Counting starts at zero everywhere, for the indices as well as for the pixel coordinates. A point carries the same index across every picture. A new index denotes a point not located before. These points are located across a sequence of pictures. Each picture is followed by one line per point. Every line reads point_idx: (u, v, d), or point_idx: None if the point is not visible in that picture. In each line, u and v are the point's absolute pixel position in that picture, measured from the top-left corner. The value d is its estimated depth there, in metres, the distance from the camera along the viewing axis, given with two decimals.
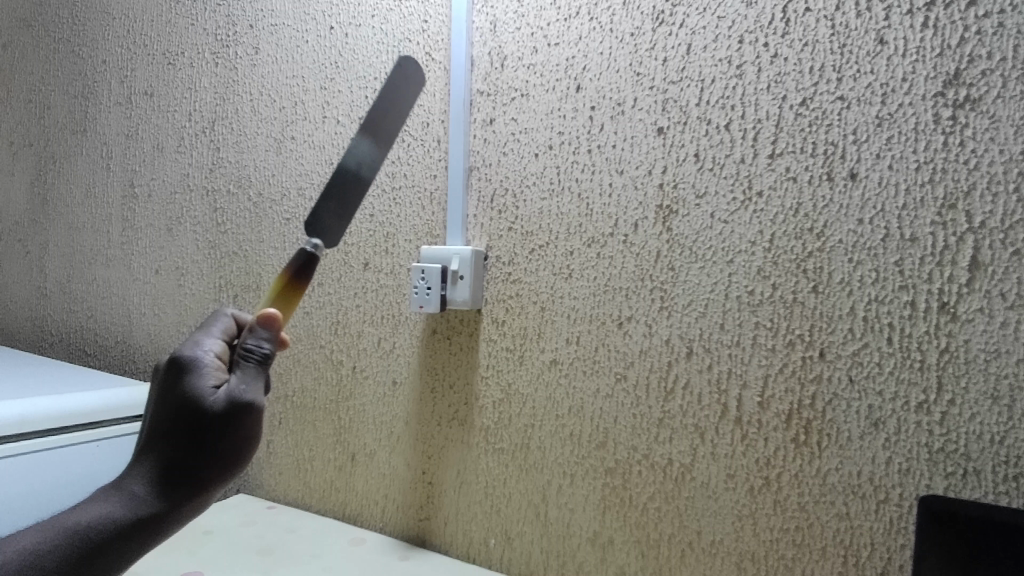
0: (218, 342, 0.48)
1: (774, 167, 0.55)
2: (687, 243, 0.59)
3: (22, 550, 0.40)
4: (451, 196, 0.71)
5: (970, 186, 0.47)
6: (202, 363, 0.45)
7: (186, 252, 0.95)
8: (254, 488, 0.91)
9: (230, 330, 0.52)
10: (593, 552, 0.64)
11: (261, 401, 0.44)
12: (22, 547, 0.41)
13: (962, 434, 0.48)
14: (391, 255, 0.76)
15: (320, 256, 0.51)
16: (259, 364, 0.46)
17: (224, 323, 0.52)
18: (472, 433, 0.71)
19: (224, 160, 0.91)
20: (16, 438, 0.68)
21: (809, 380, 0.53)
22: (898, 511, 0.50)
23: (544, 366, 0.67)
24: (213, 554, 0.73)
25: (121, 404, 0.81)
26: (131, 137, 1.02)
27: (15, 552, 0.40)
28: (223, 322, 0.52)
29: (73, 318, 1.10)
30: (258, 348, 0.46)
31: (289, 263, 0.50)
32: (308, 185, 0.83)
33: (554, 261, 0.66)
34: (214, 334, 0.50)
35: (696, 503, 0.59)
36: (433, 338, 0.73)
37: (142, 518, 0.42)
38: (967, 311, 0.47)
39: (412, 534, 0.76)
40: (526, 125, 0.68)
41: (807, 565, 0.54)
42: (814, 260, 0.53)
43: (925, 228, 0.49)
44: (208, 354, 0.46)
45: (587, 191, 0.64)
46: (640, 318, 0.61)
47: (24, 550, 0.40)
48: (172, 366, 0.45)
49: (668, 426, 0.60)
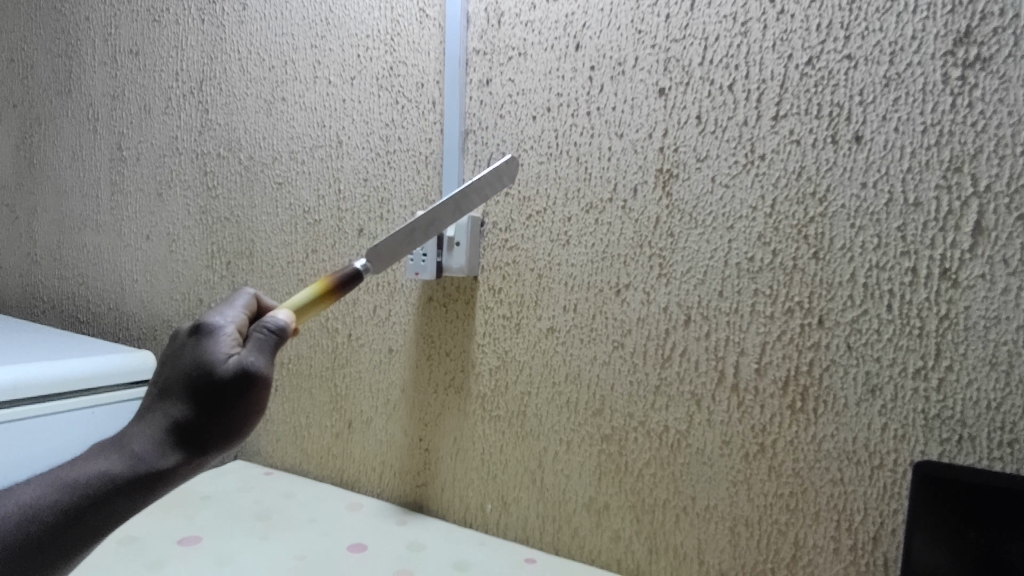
0: (239, 314, 0.49)
1: (777, 129, 0.53)
2: (687, 209, 0.58)
3: (22, 503, 0.40)
4: (447, 160, 0.69)
5: (977, 149, 0.46)
6: (222, 330, 0.45)
7: (177, 218, 0.93)
8: (251, 455, 0.92)
9: (251, 307, 0.52)
10: (589, 517, 0.65)
11: (270, 375, 0.44)
12: (22, 500, 0.40)
13: (958, 400, 0.48)
14: (385, 221, 0.74)
15: (363, 276, 0.53)
16: (274, 340, 0.45)
17: (246, 300, 0.52)
18: (469, 400, 0.71)
19: (213, 122, 0.89)
20: (11, 404, 0.68)
21: (806, 347, 0.53)
22: (892, 476, 0.50)
23: (541, 334, 0.66)
24: (213, 520, 0.74)
25: (116, 370, 0.81)
26: (117, 99, 1.00)
27: (15, 506, 0.40)
28: (246, 300, 0.52)
29: (65, 286, 1.09)
30: (274, 327, 0.45)
31: (336, 273, 0.52)
32: (300, 148, 0.81)
33: (552, 228, 0.65)
34: (236, 307, 0.50)
35: (692, 469, 0.59)
36: (430, 305, 0.73)
37: (141, 476, 0.41)
38: (968, 277, 0.47)
39: (409, 500, 0.77)
40: (524, 86, 0.66)
41: (800, 530, 0.54)
42: (816, 226, 0.52)
43: (929, 192, 0.48)
44: (229, 323, 0.47)
45: (585, 155, 0.63)
46: (638, 286, 0.61)
47: (23, 504, 0.40)
48: (194, 330, 0.45)
49: (665, 394, 0.60)
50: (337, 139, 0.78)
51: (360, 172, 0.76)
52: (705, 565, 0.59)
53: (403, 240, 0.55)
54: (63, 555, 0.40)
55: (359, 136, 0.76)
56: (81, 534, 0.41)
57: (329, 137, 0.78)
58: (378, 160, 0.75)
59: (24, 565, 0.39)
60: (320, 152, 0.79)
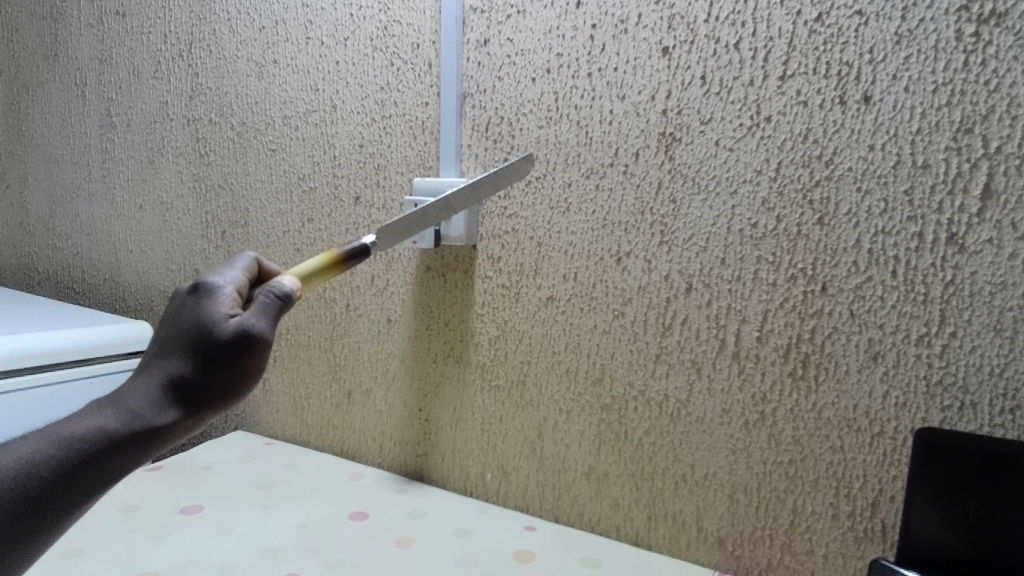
0: (239, 276, 0.49)
1: (783, 90, 0.52)
2: (690, 173, 0.56)
3: (18, 457, 0.39)
4: (444, 125, 0.68)
5: (989, 109, 0.45)
6: (221, 291, 0.46)
7: (170, 186, 0.92)
8: (251, 426, 0.92)
9: (252, 271, 0.52)
10: (588, 485, 0.65)
11: (271, 340, 0.43)
12: (18, 454, 0.39)
13: (961, 366, 0.47)
14: (382, 188, 0.73)
15: (370, 253, 0.52)
16: (278, 307, 0.44)
17: (246, 263, 0.52)
18: (468, 370, 0.71)
19: (204, 86, 0.87)
20: (7, 375, 0.68)
21: (809, 314, 0.52)
22: (892, 443, 0.50)
23: (541, 303, 0.66)
24: (214, 489, 0.74)
25: (115, 341, 0.80)
26: (105, 62, 0.97)
27: (12, 460, 0.38)
28: (247, 263, 0.51)
29: (59, 256, 1.08)
30: (278, 294, 0.44)
31: (344, 249, 0.51)
32: (294, 113, 0.79)
33: (552, 195, 0.64)
34: (236, 269, 0.50)
35: (691, 438, 0.59)
36: (428, 274, 0.72)
37: (137, 432, 0.41)
38: (976, 242, 0.46)
39: (409, 470, 0.77)
40: (523, 46, 0.64)
41: (799, 497, 0.54)
42: (821, 190, 0.51)
43: (938, 155, 0.47)
44: (228, 284, 0.47)
45: (586, 118, 0.61)
46: (639, 253, 0.60)
47: (22, 458, 0.39)
48: (193, 289, 0.45)
49: (665, 362, 0.60)
50: (331, 104, 0.76)
51: (355, 137, 0.75)
52: (703, 531, 0.59)
53: (414, 221, 0.56)
54: (61, 511, 0.40)
55: (354, 101, 0.74)
56: (78, 491, 0.40)
57: (323, 102, 0.77)
58: (373, 126, 0.73)
59: (21, 521, 0.38)
60: (314, 117, 0.78)
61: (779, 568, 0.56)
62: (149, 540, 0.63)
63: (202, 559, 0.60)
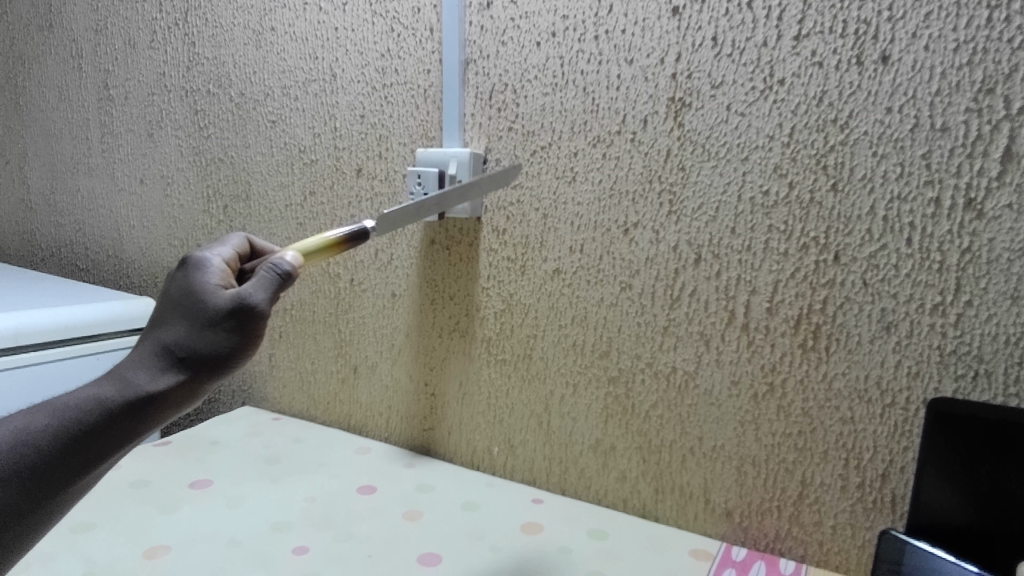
0: (229, 252, 0.50)
1: (798, 50, 0.50)
2: (699, 140, 0.55)
3: (17, 429, 0.39)
4: (446, 93, 0.66)
5: (1012, 67, 0.43)
6: (209, 264, 0.47)
7: (170, 159, 0.91)
8: (258, 401, 0.92)
9: (245, 248, 0.53)
10: (595, 458, 0.65)
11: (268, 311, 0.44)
12: (17, 426, 0.39)
13: (976, 335, 0.46)
14: (384, 160, 0.72)
15: (370, 236, 0.52)
16: (279, 281, 0.44)
17: (237, 241, 0.53)
18: (474, 344, 0.71)
19: (201, 55, 0.86)
20: (13, 350, 0.69)
21: (821, 284, 0.51)
22: (904, 414, 0.50)
23: (547, 276, 0.65)
24: (222, 465, 0.75)
25: (120, 317, 0.80)
26: (100, 33, 0.96)
27: (9, 432, 0.39)
28: (237, 242, 0.53)
29: (61, 232, 1.07)
30: (278, 269, 0.44)
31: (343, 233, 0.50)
32: (293, 83, 0.78)
33: (557, 164, 0.62)
34: (227, 247, 0.51)
35: (699, 410, 0.58)
36: (432, 248, 0.71)
37: (134, 400, 0.41)
38: (994, 207, 0.45)
39: (416, 444, 0.78)
40: (527, 8, 0.62)
41: (808, 469, 0.54)
42: (835, 155, 0.50)
43: (957, 116, 0.45)
44: (217, 259, 0.48)
45: (593, 84, 0.60)
46: (647, 224, 0.59)
47: (19, 430, 0.39)
48: (182, 264, 0.47)
49: (673, 334, 0.59)
50: (330, 72, 0.75)
51: (357, 107, 0.73)
52: (711, 504, 0.59)
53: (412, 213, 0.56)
54: (64, 482, 0.40)
55: (354, 69, 0.73)
56: (80, 463, 0.40)
57: (322, 70, 0.75)
58: (374, 95, 0.72)
59: (23, 493, 0.38)
60: (314, 86, 0.76)
61: (787, 539, 0.56)
62: (158, 514, 0.64)
63: (211, 531, 0.61)
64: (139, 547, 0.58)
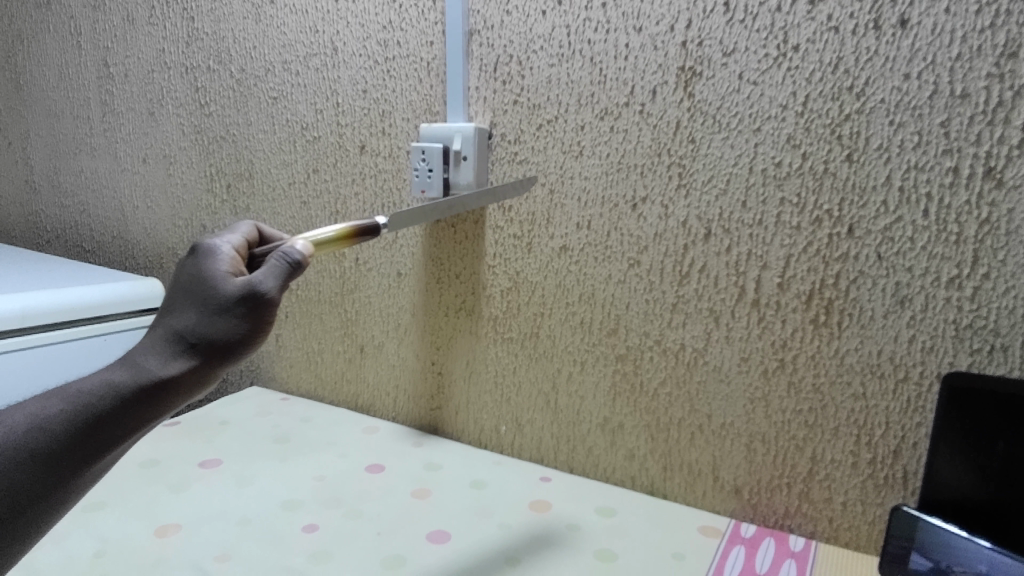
0: (239, 239, 0.51)
1: (813, 15, 0.49)
2: (710, 111, 0.54)
3: (28, 414, 0.38)
4: (450, 66, 0.65)
5: None
6: (219, 251, 0.47)
7: (171, 138, 0.90)
8: (265, 382, 0.92)
9: (252, 236, 0.54)
10: (603, 436, 0.65)
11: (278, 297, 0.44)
12: (27, 412, 0.39)
13: (993, 309, 0.46)
14: (388, 136, 0.71)
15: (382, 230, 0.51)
16: (289, 268, 0.45)
17: (246, 230, 0.54)
18: (480, 322, 0.70)
19: (201, 31, 0.84)
20: (21, 331, 0.69)
21: (834, 258, 0.50)
22: (918, 389, 0.49)
23: (553, 253, 0.64)
24: (228, 445, 0.75)
25: (124, 298, 0.80)
26: (98, 10, 0.95)
27: (21, 417, 0.38)
28: (245, 231, 0.53)
29: (64, 214, 1.07)
30: (289, 257, 0.45)
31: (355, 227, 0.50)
32: (294, 58, 0.77)
33: (564, 138, 0.61)
34: (235, 234, 0.51)
35: (708, 388, 0.58)
36: (437, 226, 0.70)
37: (144, 387, 0.41)
38: (1015, 176, 0.44)
39: (424, 423, 0.77)
40: None
41: (819, 445, 0.54)
42: (851, 125, 0.48)
43: (977, 82, 0.44)
44: (226, 246, 0.48)
45: (600, 53, 0.58)
46: (656, 198, 0.57)
47: (30, 415, 0.38)
48: (192, 252, 0.47)
49: (682, 311, 0.58)
50: (331, 46, 0.73)
51: (358, 82, 0.72)
52: (720, 480, 0.59)
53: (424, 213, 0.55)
54: (74, 469, 0.39)
55: (355, 42, 0.72)
56: (89, 450, 0.39)
57: (323, 44, 0.74)
58: (376, 69, 0.71)
59: (34, 479, 0.37)
60: (315, 61, 0.75)
61: (796, 516, 0.56)
62: (166, 495, 0.64)
63: (220, 511, 0.61)
64: (151, 526, 0.59)
